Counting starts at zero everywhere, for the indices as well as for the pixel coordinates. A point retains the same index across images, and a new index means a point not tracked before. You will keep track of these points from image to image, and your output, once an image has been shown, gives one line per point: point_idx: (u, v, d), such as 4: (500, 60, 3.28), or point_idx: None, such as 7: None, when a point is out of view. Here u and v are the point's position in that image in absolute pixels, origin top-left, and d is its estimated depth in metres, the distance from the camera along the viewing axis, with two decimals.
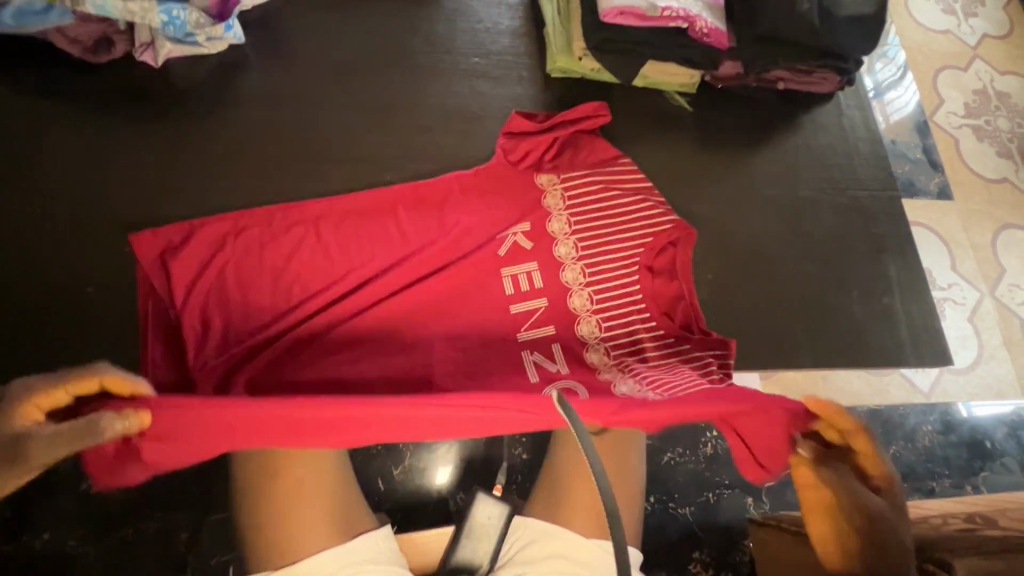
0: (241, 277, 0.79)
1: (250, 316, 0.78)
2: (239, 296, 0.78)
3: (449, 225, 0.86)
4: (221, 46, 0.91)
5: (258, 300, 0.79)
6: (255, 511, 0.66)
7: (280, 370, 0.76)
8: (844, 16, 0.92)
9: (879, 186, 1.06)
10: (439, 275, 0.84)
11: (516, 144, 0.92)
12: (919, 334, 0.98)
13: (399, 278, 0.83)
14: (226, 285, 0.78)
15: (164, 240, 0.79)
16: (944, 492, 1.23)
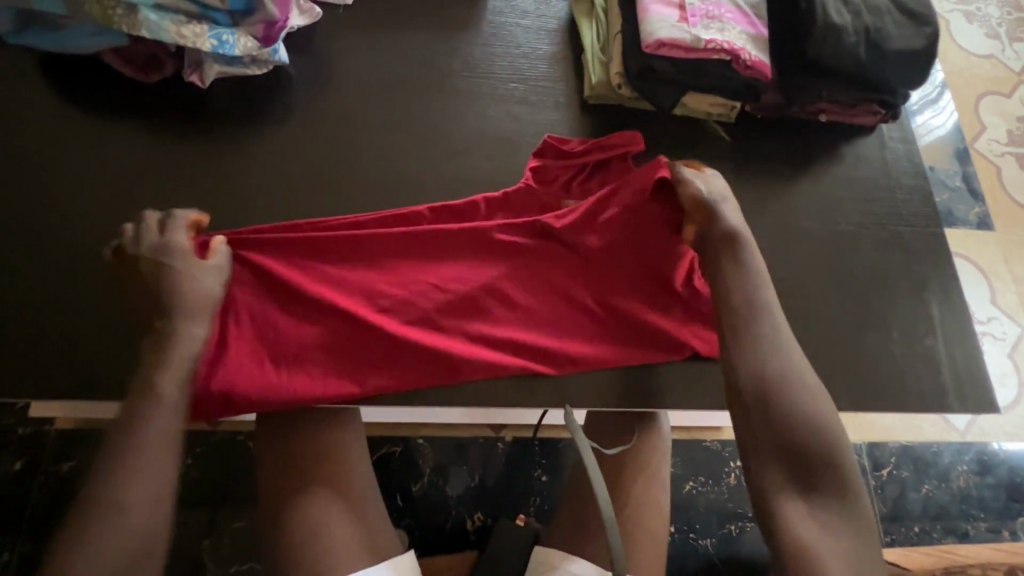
0: (268, 285, 0.82)
1: (275, 319, 0.81)
2: (267, 300, 0.81)
3: (472, 248, 0.88)
4: (266, 66, 0.92)
5: (284, 306, 0.81)
6: (286, 521, 0.77)
7: (308, 361, 0.80)
8: (893, 49, 0.91)
9: (924, 221, 1.03)
10: (457, 293, 0.85)
11: (544, 169, 0.92)
12: (964, 379, 0.94)
13: (419, 293, 0.85)
14: (254, 291, 0.81)
15: None
16: (978, 536, 1.32)
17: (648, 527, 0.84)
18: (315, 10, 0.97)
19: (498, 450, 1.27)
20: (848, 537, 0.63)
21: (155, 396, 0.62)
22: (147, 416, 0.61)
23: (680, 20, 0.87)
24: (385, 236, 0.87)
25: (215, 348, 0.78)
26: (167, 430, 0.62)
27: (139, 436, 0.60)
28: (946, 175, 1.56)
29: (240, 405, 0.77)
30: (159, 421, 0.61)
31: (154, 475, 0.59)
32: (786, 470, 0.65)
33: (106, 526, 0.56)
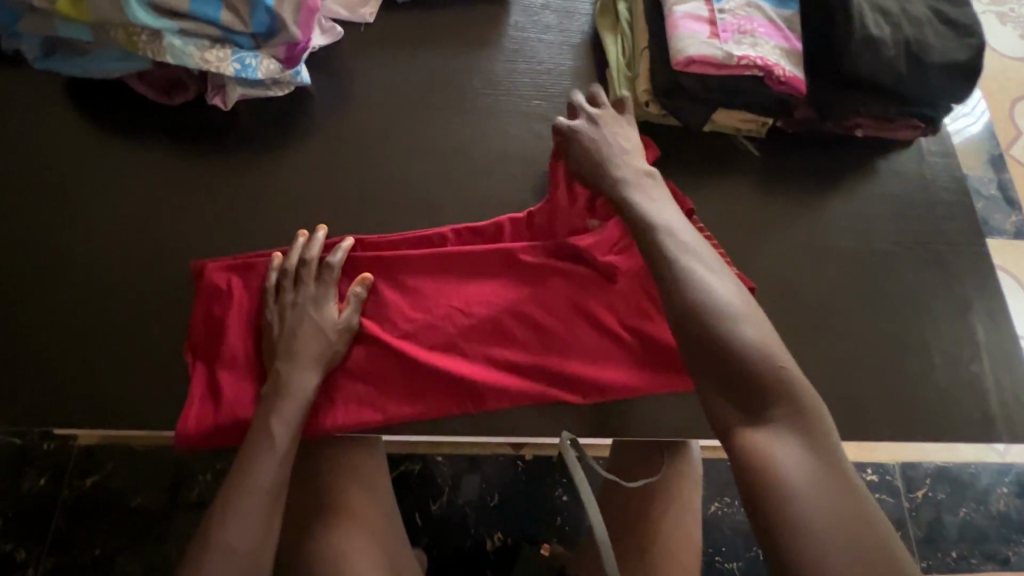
0: None
1: None
2: None
3: (496, 270, 0.86)
4: (287, 87, 0.90)
5: None
6: (308, 547, 0.75)
7: (331, 388, 0.79)
8: (934, 62, 0.87)
9: (965, 238, 0.98)
10: (480, 317, 0.83)
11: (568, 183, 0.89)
12: (1013, 407, 0.89)
13: (443, 317, 0.83)
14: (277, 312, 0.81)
15: (225, 269, 0.82)
16: (1019, 562, 1.27)
17: (674, 552, 0.83)
18: (336, 29, 0.97)
19: (517, 468, 1.24)
20: (814, 450, 0.58)
21: (268, 442, 0.70)
22: (262, 463, 0.68)
23: (710, 37, 0.84)
24: (407, 256, 0.85)
25: (242, 373, 0.79)
26: (276, 480, 0.68)
27: (251, 484, 0.67)
28: (982, 183, 1.50)
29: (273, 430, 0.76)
30: (269, 470, 0.68)
31: (259, 523, 0.65)
32: (731, 401, 0.62)
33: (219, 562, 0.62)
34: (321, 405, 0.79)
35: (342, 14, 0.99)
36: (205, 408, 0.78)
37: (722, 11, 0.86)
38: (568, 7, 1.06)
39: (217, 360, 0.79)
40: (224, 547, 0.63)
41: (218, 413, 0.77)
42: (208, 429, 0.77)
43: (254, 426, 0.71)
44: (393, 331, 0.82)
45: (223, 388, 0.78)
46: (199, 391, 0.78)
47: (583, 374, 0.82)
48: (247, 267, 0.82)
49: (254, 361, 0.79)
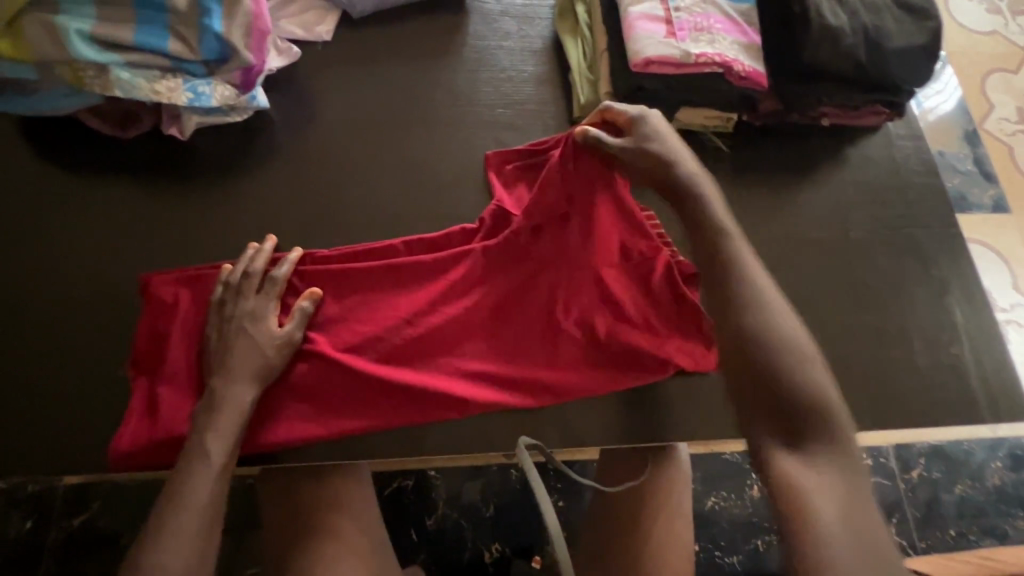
0: None
1: None
2: None
3: (449, 277, 0.85)
4: (246, 112, 0.89)
5: None
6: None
7: (275, 409, 0.78)
8: (893, 49, 0.87)
9: (938, 221, 0.98)
10: (428, 327, 0.82)
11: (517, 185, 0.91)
12: (995, 388, 0.89)
13: (392, 330, 0.82)
14: None
15: (171, 284, 0.81)
16: (1018, 536, 1.27)
17: (666, 553, 0.82)
18: (293, 49, 0.95)
19: (510, 477, 1.23)
20: (857, 502, 0.53)
21: (203, 458, 0.67)
22: (195, 481, 0.65)
23: (667, 36, 0.83)
24: (356, 269, 0.84)
25: (183, 389, 0.77)
26: (209, 499, 0.65)
27: (182, 503, 0.64)
28: (957, 159, 1.51)
29: None
30: (203, 488, 0.65)
31: (190, 546, 0.62)
32: (773, 426, 0.58)
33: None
34: (263, 426, 0.77)
35: (298, 34, 0.98)
36: (141, 422, 0.76)
37: (677, 9, 0.85)
38: (527, 13, 1.05)
39: (158, 376, 0.77)
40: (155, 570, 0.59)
41: (154, 427, 0.75)
42: (140, 443, 0.75)
43: (186, 441, 0.69)
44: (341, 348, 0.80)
45: (163, 406, 0.76)
46: (138, 407, 0.77)
47: (527, 385, 0.82)
48: (194, 280, 0.81)
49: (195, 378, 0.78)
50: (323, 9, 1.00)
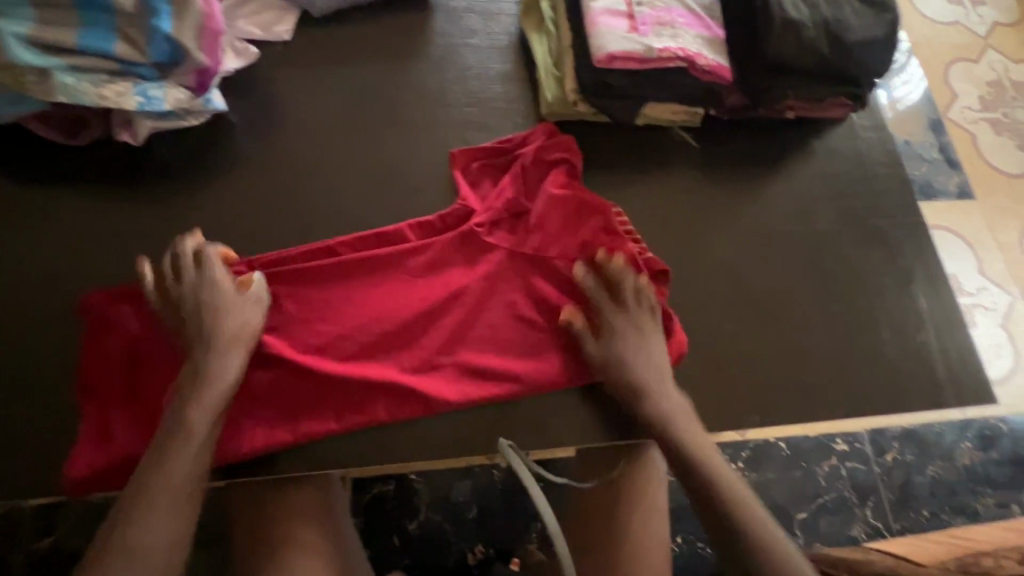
0: None
1: None
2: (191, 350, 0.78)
3: (410, 275, 0.84)
4: (203, 115, 0.86)
5: None
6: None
7: (235, 416, 0.76)
8: (854, 41, 0.88)
9: (903, 210, 0.99)
10: (390, 326, 0.81)
11: (478, 181, 0.91)
12: (960, 373, 0.91)
13: (354, 329, 0.80)
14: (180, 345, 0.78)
15: (120, 300, 0.79)
16: (988, 513, 1.31)
17: (645, 546, 0.82)
18: (251, 50, 0.94)
19: (493, 478, 1.21)
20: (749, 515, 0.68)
21: (163, 485, 0.63)
22: (153, 512, 0.61)
23: (630, 31, 0.83)
24: (308, 267, 0.82)
25: (138, 406, 0.75)
26: (172, 530, 0.62)
27: (139, 540, 0.60)
28: (924, 148, 1.54)
29: None
30: (163, 519, 0.62)
31: (173, 523, 0.62)
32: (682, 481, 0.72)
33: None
34: (226, 433, 0.75)
35: (257, 34, 0.96)
36: (95, 444, 0.73)
37: (639, 4, 0.85)
38: (492, 9, 1.04)
39: (110, 396, 0.75)
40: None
41: (110, 448, 0.73)
42: (97, 466, 0.73)
43: (143, 464, 0.64)
44: (300, 349, 0.79)
45: (117, 427, 0.74)
46: (91, 428, 0.74)
47: (499, 378, 0.81)
48: (142, 297, 0.79)
49: (149, 393, 0.75)
50: (281, 7, 0.98)
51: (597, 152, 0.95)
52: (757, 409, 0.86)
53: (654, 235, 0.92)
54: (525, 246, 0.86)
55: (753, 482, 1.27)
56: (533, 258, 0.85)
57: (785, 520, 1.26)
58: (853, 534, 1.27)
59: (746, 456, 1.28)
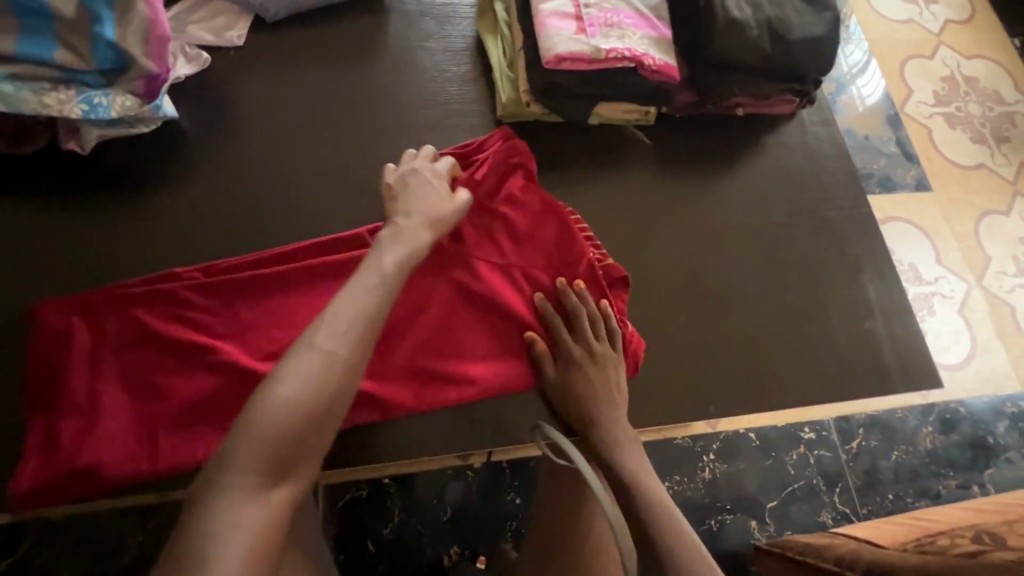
0: (144, 343, 0.77)
1: (154, 379, 0.76)
2: (142, 359, 0.77)
3: None
4: (154, 122, 0.85)
5: (162, 368, 0.77)
6: None
7: (188, 425, 0.75)
8: (796, 39, 0.91)
9: (852, 203, 1.02)
10: None
11: None
12: (907, 359, 0.94)
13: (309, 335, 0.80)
14: (130, 354, 0.77)
15: (66, 309, 0.77)
16: (950, 495, 1.33)
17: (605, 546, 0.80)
18: (203, 56, 0.92)
19: (468, 480, 1.16)
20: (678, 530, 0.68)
21: (317, 350, 0.57)
22: (290, 379, 0.55)
23: (578, 32, 0.85)
24: (264, 275, 0.82)
25: (86, 418, 0.74)
26: (307, 403, 0.55)
27: (268, 415, 0.54)
28: (881, 142, 1.58)
29: (125, 476, 0.73)
30: (300, 387, 0.55)
31: (321, 368, 0.56)
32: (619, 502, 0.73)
33: (225, 522, 0.49)
34: (178, 443, 0.75)
35: (208, 40, 0.95)
36: (41, 457, 0.72)
37: (588, 5, 0.87)
38: (449, 13, 1.04)
39: (55, 408, 0.73)
40: (236, 492, 0.51)
41: (56, 461, 0.72)
42: (44, 479, 0.71)
43: (310, 330, 0.59)
44: (254, 357, 0.78)
45: (62, 440, 0.72)
46: (37, 441, 0.73)
47: (456, 380, 0.82)
48: (89, 307, 0.77)
49: (98, 403, 0.74)
50: (234, 13, 0.97)
51: (551, 152, 0.96)
52: (713, 400, 0.89)
53: (610, 233, 0.94)
54: (481, 249, 0.86)
55: (724, 473, 1.28)
56: (489, 261, 0.86)
57: (756, 509, 1.27)
58: (822, 520, 1.29)
59: (716, 448, 1.29)
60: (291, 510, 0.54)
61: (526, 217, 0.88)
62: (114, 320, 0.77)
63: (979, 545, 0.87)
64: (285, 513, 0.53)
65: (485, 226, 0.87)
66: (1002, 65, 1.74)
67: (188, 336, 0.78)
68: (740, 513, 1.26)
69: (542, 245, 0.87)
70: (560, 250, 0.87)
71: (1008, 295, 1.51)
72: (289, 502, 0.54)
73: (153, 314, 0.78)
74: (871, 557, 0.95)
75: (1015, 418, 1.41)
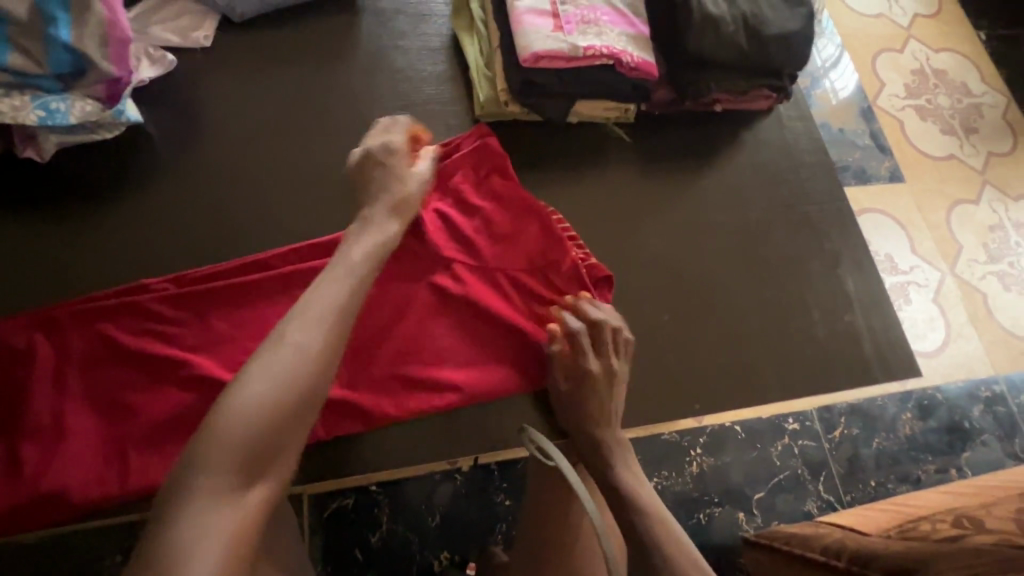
0: (113, 359, 0.75)
1: (124, 395, 0.73)
2: (111, 376, 0.74)
3: None
4: (116, 128, 0.82)
5: (133, 385, 0.74)
6: None
7: (162, 442, 0.73)
8: (771, 35, 0.91)
9: (829, 197, 1.03)
10: None
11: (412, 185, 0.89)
12: (886, 349, 0.96)
13: None
14: (98, 371, 0.74)
15: (28, 326, 0.74)
16: (929, 479, 1.36)
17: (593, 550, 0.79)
18: (167, 57, 0.89)
19: (455, 484, 1.14)
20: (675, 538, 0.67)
21: (284, 346, 0.56)
22: (258, 378, 0.54)
23: (555, 30, 0.85)
24: (238, 285, 0.79)
25: (52, 439, 0.71)
26: (277, 403, 0.53)
27: (235, 415, 0.52)
28: (855, 134, 1.61)
29: (95, 498, 0.70)
30: (273, 383, 0.54)
31: (289, 365, 0.55)
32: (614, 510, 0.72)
33: (198, 525, 0.48)
34: (151, 461, 0.72)
35: (172, 41, 0.91)
36: (4, 482, 0.69)
37: (564, 3, 0.87)
38: (423, 11, 1.02)
39: (19, 429, 0.70)
40: (206, 495, 0.49)
41: (21, 485, 0.69)
42: (7, 505, 0.68)
43: (279, 327, 0.57)
44: (229, 369, 0.76)
45: (27, 463, 0.69)
46: None
47: (441, 385, 0.80)
48: (52, 323, 0.74)
49: (64, 424, 0.71)
50: (199, 13, 0.94)
51: (530, 151, 0.95)
52: (697, 397, 0.89)
53: (591, 232, 0.93)
54: (462, 252, 0.85)
55: (711, 466, 1.28)
56: (471, 263, 0.85)
57: (743, 501, 1.28)
58: (807, 509, 1.30)
59: (703, 441, 1.30)
60: (264, 512, 0.52)
61: (507, 218, 0.87)
62: (81, 336, 0.75)
63: (959, 530, 0.89)
64: (258, 516, 0.51)
65: (465, 229, 0.86)
66: (969, 58, 1.78)
67: (159, 350, 0.75)
68: (728, 505, 1.27)
69: (525, 246, 0.86)
70: (541, 251, 0.86)
71: (980, 283, 1.55)
72: (262, 505, 0.52)
73: (121, 328, 0.76)
74: (857, 546, 0.96)
75: (989, 402, 1.44)
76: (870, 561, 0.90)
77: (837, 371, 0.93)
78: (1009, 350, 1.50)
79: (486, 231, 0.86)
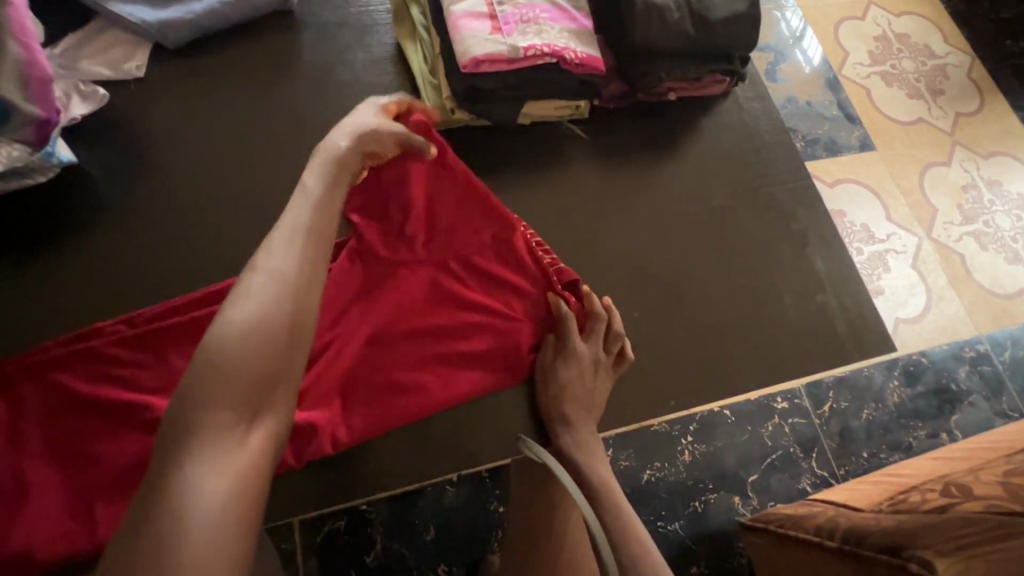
0: (71, 408, 0.72)
1: (85, 444, 0.71)
2: (70, 426, 0.72)
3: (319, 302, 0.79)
4: (49, 170, 0.81)
5: (94, 434, 0.71)
6: None
7: (127, 491, 0.70)
8: (718, 19, 0.90)
9: (794, 176, 1.02)
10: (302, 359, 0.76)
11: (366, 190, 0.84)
12: (861, 325, 0.95)
13: None
14: (57, 423, 0.71)
15: None
16: (921, 445, 1.36)
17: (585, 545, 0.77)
18: (98, 92, 0.86)
19: (446, 494, 1.12)
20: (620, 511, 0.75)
21: (264, 280, 0.52)
22: (242, 309, 0.50)
23: (493, 32, 0.83)
24: (195, 318, 0.76)
25: (12, 497, 0.68)
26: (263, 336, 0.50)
27: (223, 350, 0.48)
28: (823, 107, 1.60)
29: (63, 555, 0.67)
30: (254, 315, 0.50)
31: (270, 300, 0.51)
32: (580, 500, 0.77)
33: (206, 460, 0.46)
34: (117, 511, 0.69)
35: (104, 74, 0.88)
36: None
37: (501, 3, 0.85)
38: (366, 21, 1.00)
39: None
40: (209, 435, 0.47)
41: None
42: None
43: (248, 260, 0.54)
44: None
45: None
46: None
47: (423, 396, 0.78)
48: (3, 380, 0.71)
49: (23, 481, 0.68)
50: (131, 42, 0.91)
51: (484, 155, 0.93)
52: (674, 391, 0.87)
53: (555, 233, 0.92)
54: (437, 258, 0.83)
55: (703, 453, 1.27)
56: (444, 269, 0.83)
57: (738, 486, 1.27)
58: (803, 487, 1.30)
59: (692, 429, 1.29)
60: (269, 445, 0.50)
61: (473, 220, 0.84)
62: (35, 388, 0.72)
63: (947, 498, 0.88)
64: (264, 450, 0.49)
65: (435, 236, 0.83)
66: (929, 20, 1.77)
67: (119, 396, 0.73)
68: (723, 490, 1.26)
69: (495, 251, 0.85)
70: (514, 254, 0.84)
71: (956, 244, 1.55)
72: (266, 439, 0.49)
73: (78, 376, 0.73)
74: (848, 524, 0.95)
75: (974, 363, 1.45)
76: (862, 538, 0.89)
77: (814, 351, 0.92)
78: (991, 310, 1.50)
79: (456, 237, 0.84)
